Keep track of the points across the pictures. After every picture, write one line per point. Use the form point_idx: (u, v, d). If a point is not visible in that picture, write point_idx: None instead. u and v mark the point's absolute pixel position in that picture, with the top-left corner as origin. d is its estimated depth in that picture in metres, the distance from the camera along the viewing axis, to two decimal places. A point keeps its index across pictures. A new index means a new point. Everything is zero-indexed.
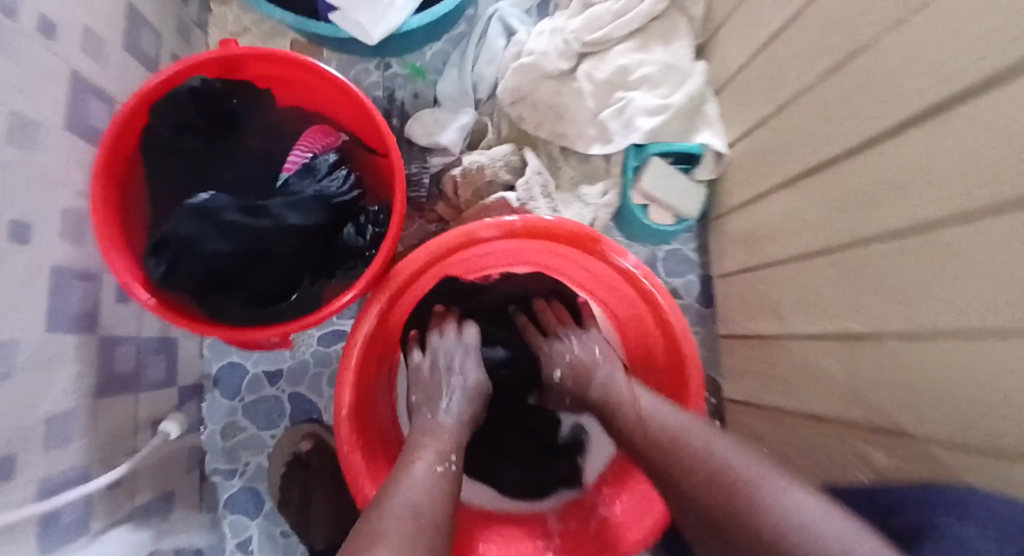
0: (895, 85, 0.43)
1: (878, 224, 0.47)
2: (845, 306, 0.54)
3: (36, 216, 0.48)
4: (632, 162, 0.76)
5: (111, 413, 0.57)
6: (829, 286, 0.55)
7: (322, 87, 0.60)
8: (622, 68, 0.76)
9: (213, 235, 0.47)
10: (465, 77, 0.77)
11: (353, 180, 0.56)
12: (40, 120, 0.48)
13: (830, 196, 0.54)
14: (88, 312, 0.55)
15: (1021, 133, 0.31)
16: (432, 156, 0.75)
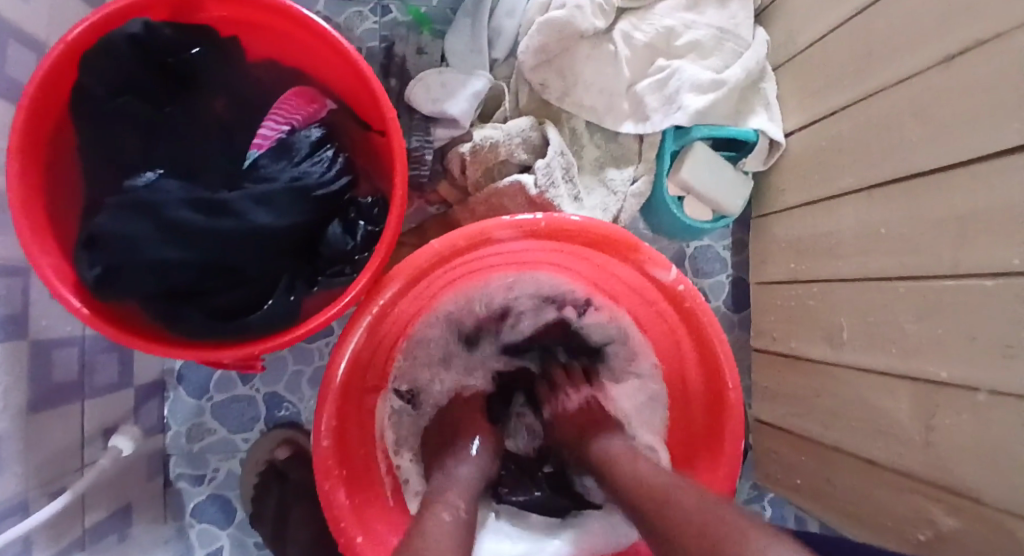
0: None
1: (1002, 258, 0.38)
2: (941, 353, 0.44)
3: None
4: (670, 146, 0.65)
5: (53, 428, 0.48)
6: (915, 322, 0.46)
7: (302, 41, 0.48)
8: (669, 30, 0.64)
9: (158, 238, 0.37)
10: (479, 28, 0.64)
11: (341, 163, 0.46)
12: None
13: (940, 216, 0.44)
14: (14, 316, 0.44)
15: None
16: (436, 127, 0.62)
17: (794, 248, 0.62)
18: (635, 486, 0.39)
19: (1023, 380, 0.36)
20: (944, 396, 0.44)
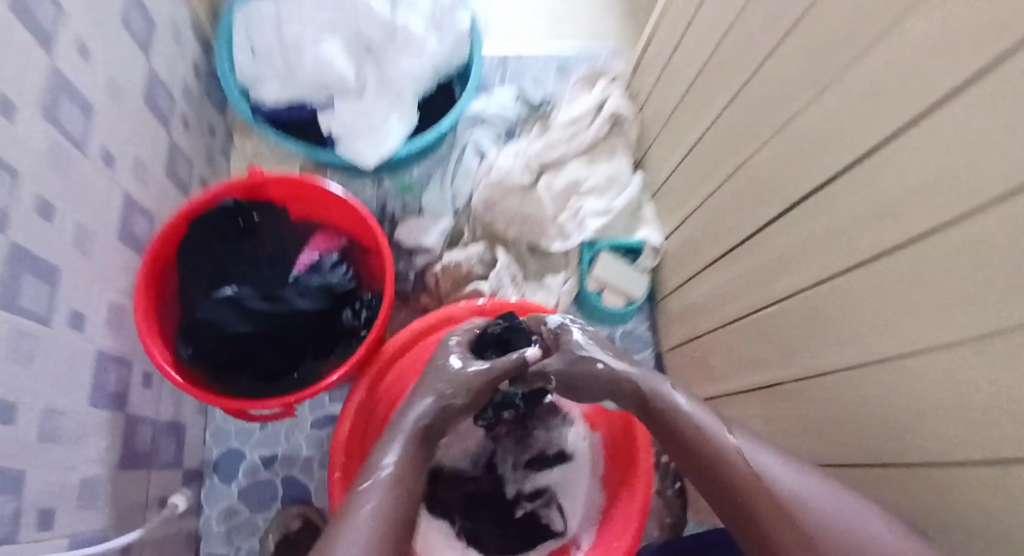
0: (781, 183, 0.60)
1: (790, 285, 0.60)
2: (783, 363, 0.64)
3: (87, 309, 0.59)
4: (587, 256, 0.91)
5: (129, 484, 0.64)
6: None
7: (326, 203, 0.75)
8: (576, 181, 0.92)
9: (237, 319, 0.61)
10: (445, 188, 0.94)
11: (351, 272, 0.70)
12: (93, 232, 0.61)
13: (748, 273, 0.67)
14: (118, 393, 0.63)
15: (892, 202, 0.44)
16: (417, 256, 0.88)
17: (683, 316, 0.86)
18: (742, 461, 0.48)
19: (832, 352, 0.55)
20: (782, 390, 0.65)
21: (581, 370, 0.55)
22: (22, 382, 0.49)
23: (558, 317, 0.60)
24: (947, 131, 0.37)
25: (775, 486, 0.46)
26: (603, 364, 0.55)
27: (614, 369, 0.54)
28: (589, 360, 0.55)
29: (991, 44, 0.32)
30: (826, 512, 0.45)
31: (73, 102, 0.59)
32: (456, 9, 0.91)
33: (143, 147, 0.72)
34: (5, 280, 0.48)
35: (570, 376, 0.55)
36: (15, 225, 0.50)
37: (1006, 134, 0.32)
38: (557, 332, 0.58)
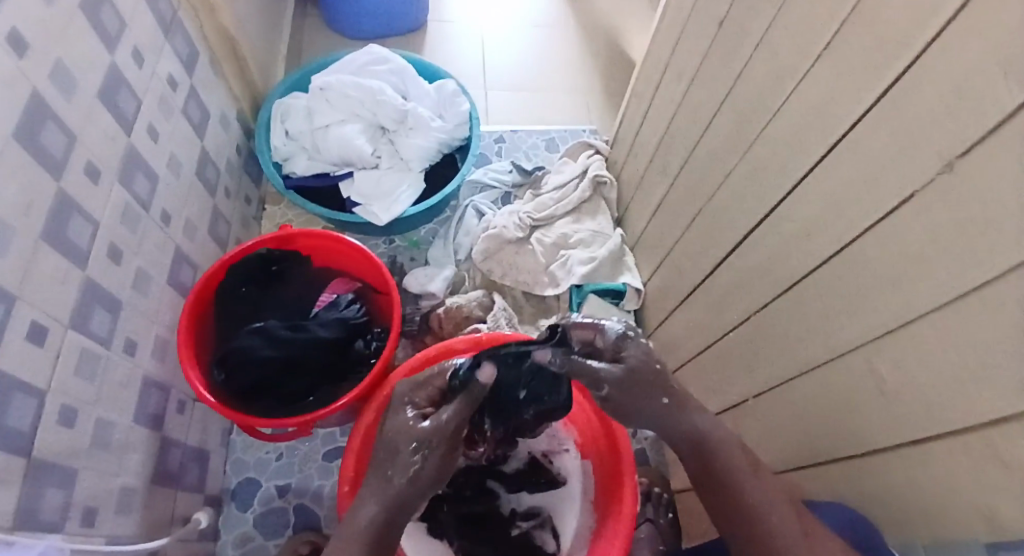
0: (729, 225, 0.71)
1: (742, 309, 0.69)
2: (738, 380, 0.72)
3: (140, 338, 0.69)
4: (576, 299, 1.00)
5: (159, 500, 0.70)
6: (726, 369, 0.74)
7: (343, 252, 0.87)
8: (564, 234, 1.04)
9: (266, 346, 0.71)
10: (449, 244, 1.06)
11: (364, 309, 0.81)
12: (150, 275, 0.73)
13: (713, 301, 0.76)
14: (158, 415, 0.72)
15: (811, 224, 0.55)
16: (422, 299, 0.99)
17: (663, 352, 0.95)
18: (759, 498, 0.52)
19: (771, 364, 0.64)
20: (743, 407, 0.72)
21: (644, 384, 0.59)
22: (87, 393, 0.58)
23: (617, 325, 0.62)
24: (850, 158, 0.48)
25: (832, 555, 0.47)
26: (658, 366, 0.60)
27: (664, 377, 0.59)
28: (647, 370, 0.59)
29: (873, 85, 0.44)
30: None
31: (143, 172, 0.73)
32: (459, 100, 1.08)
33: (193, 208, 0.86)
34: (82, 307, 0.59)
35: (626, 381, 0.58)
36: (92, 264, 0.61)
37: (891, 158, 0.43)
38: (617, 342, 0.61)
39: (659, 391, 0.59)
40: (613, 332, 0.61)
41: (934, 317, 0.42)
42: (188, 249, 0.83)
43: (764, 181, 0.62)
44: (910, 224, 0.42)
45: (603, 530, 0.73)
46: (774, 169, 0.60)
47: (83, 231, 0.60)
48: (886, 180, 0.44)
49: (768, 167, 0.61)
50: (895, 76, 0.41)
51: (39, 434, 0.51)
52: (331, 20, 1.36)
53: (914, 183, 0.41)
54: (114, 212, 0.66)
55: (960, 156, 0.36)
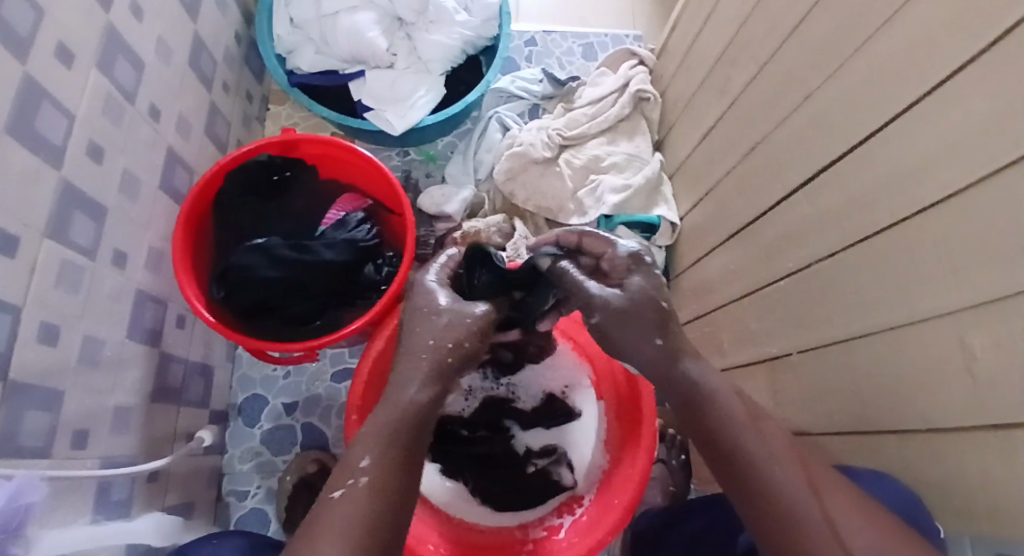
0: (796, 161, 0.61)
1: (799, 258, 0.61)
2: (782, 334, 0.66)
3: (130, 249, 0.64)
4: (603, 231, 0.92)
5: (158, 416, 0.68)
6: (770, 319, 0.68)
7: (353, 164, 0.78)
8: (596, 157, 0.94)
9: (268, 266, 0.65)
10: (468, 161, 0.97)
11: (375, 230, 0.73)
12: (139, 179, 0.66)
13: (764, 246, 0.69)
14: (155, 329, 0.68)
15: (905, 165, 0.46)
16: (437, 223, 0.91)
17: (695, 292, 0.89)
18: (769, 465, 0.44)
19: (829, 322, 0.57)
20: (781, 364, 0.67)
21: (638, 317, 0.49)
22: (70, 308, 0.54)
23: (633, 245, 0.55)
24: (972, 94, 0.39)
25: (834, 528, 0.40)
26: (664, 306, 0.50)
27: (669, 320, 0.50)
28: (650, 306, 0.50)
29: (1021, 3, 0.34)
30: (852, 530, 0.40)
31: (126, 58, 0.63)
32: None
33: (186, 103, 0.77)
34: (61, 213, 0.53)
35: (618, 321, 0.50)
36: (69, 165, 0.54)
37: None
38: (630, 261, 0.53)
39: (653, 331, 0.50)
40: (624, 251, 0.54)
41: None
42: (182, 148, 0.75)
43: (850, 111, 0.52)
44: None
45: (617, 473, 0.70)
46: (866, 100, 0.50)
47: (57, 126, 0.52)
48: (1014, 120, 0.35)
49: (859, 93, 0.51)
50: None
51: (16, 353, 0.47)
52: None
53: None
54: (92, 104, 0.58)
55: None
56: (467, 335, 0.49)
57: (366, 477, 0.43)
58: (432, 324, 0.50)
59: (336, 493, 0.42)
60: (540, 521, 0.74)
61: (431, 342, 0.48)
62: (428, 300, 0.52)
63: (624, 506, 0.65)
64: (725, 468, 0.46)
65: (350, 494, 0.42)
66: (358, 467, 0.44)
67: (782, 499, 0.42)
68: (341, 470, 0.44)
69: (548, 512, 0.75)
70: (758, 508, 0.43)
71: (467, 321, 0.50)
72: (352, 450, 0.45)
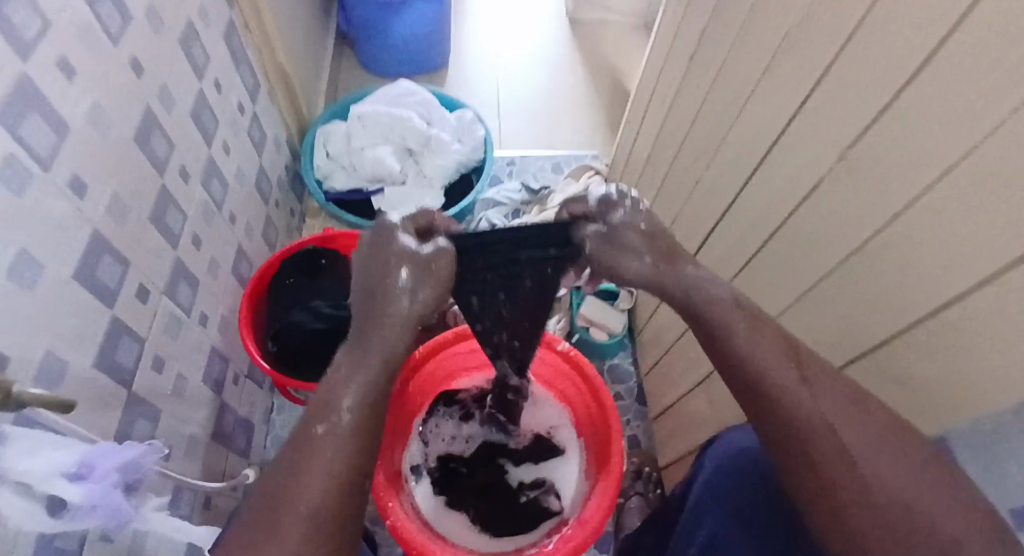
0: (700, 224, 0.84)
1: None
2: None
3: (210, 314, 0.84)
4: (575, 301, 1.11)
5: (214, 454, 0.83)
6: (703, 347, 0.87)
7: None
8: None
9: (313, 320, 0.88)
10: None
11: None
12: (219, 264, 0.88)
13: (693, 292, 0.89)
14: (219, 380, 0.86)
15: (753, 214, 0.68)
16: None
17: (652, 342, 1.07)
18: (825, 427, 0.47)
19: None
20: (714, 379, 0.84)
21: (621, 245, 0.54)
22: (171, 349, 0.73)
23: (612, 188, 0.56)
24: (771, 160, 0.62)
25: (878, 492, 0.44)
26: (647, 227, 0.54)
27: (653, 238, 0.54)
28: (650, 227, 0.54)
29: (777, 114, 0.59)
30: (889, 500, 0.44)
31: (218, 180, 0.89)
32: (475, 127, 1.25)
33: (252, 214, 1.02)
34: (173, 279, 0.74)
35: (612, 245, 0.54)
36: (181, 247, 0.77)
37: (791, 161, 0.57)
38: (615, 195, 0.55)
39: (641, 251, 0.54)
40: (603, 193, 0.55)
41: (833, 280, 0.54)
42: (247, 245, 0.99)
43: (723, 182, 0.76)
44: (810, 211, 0.56)
45: (596, 491, 0.83)
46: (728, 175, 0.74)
47: (176, 222, 0.76)
48: (788, 176, 0.58)
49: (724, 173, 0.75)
50: (791, 104, 0.56)
51: (137, 373, 0.65)
52: (366, 61, 1.58)
53: (809, 183, 0.55)
54: (196, 208, 0.82)
55: (850, 148, 0.48)
56: (428, 282, 0.54)
57: (349, 415, 0.51)
58: (398, 272, 0.52)
59: (319, 429, 0.50)
60: (532, 542, 0.85)
61: (398, 296, 0.52)
62: (400, 245, 0.53)
63: (601, 513, 0.78)
64: (773, 414, 0.50)
65: (335, 430, 0.50)
66: (341, 407, 0.51)
67: (823, 460, 0.47)
68: (324, 405, 0.51)
69: (541, 535, 0.86)
70: (781, 453, 0.49)
71: (435, 267, 0.54)
72: (330, 386, 0.52)
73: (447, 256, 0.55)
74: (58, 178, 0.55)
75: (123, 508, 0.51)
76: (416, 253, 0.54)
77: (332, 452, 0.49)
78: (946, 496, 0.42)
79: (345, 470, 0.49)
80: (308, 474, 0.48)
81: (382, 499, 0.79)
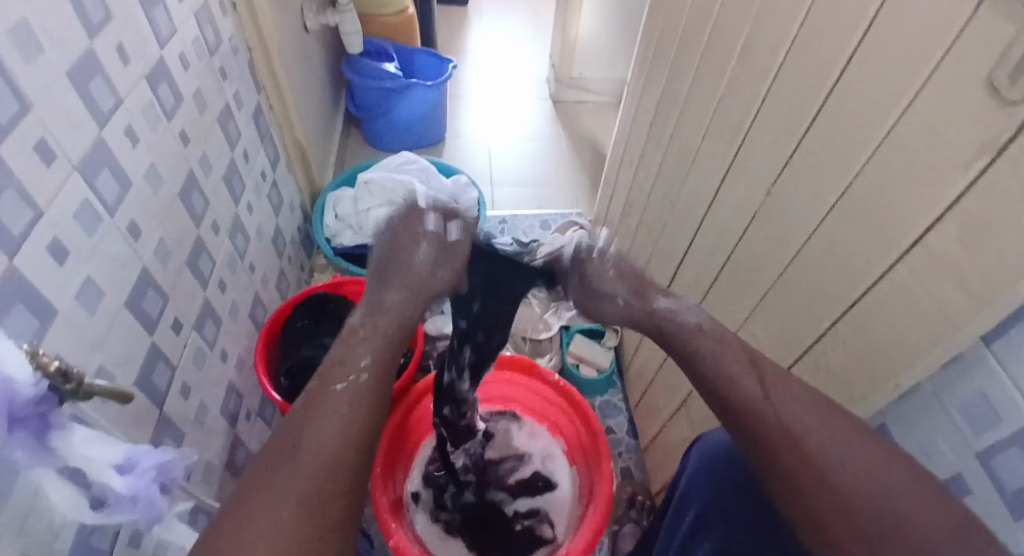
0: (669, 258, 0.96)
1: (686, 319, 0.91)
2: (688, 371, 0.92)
3: (230, 352, 0.93)
4: (565, 340, 1.23)
5: (227, 484, 0.88)
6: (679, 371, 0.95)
7: None
8: (555, 289, 1.28)
9: None
10: None
11: None
12: (240, 308, 0.98)
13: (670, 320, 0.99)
14: (234, 414, 0.92)
15: None
16: (439, 341, 1.22)
17: (637, 375, 1.14)
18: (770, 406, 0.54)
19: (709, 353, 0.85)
20: (690, 398, 0.91)
21: (625, 279, 0.64)
22: (196, 379, 0.81)
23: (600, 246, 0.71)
24: None
25: (817, 459, 0.50)
26: (630, 288, 0.64)
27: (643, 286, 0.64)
28: (649, 294, 0.64)
29: None
30: (839, 476, 0.49)
31: (242, 234, 1.01)
32: (469, 189, 1.39)
33: (268, 266, 1.13)
34: (201, 316, 0.84)
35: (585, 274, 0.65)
36: (209, 289, 0.87)
37: None
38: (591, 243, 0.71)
39: (638, 287, 0.65)
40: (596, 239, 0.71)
41: None
42: (263, 294, 1.09)
43: None
44: None
45: (587, 512, 0.87)
46: None
47: (206, 267, 0.87)
48: None
49: None
50: None
51: (167, 396, 0.73)
52: (371, 138, 1.76)
53: None
54: (223, 257, 0.93)
55: None
56: (440, 253, 0.64)
57: (367, 374, 0.57)
58: (423, 243, 0.63)
59: (341, 385, 0.56)
60: None
61: (421, 261, 0.62)
62: (423, 227, 0.64)
63: (592, 529, 0.82)
64: (714, 394, 0.58)
65: (353, 385, 0.56)
66: (360, 364, 0.57)
67: (762, 433, 0.53)
68: (344, 362, 0.57)
69: None
70: (743, 423, 0.55)
71: (432, 273, 0.63)
72: (352, 347, 0.58)
73: (467, 237, 0.66)
74: (117, 221, 0.66)
75: (157, 504, 0.57)
76: (442, 236, 0.64)
77: (347, 410, 0.55)
78: (893, 469, 0.48)
79: (350, 427, 0.54)
80: (324, 418, 0.54)
81: (385, 521, 0.82)
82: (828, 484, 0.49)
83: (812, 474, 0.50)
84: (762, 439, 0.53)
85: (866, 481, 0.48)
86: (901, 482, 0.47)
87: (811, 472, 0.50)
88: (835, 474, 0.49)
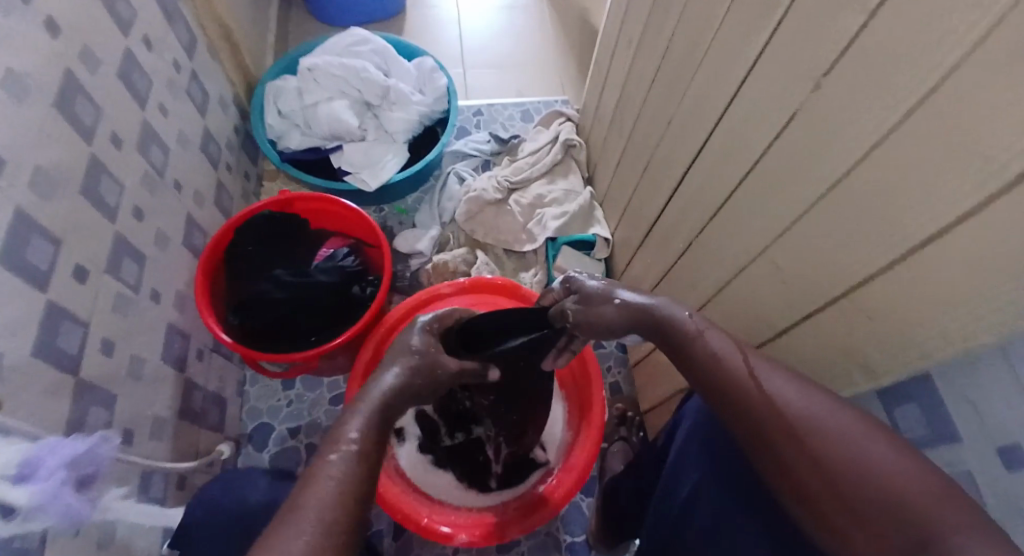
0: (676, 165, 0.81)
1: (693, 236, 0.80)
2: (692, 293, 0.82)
3: (163, 290, 0.79)
4: (551, 252, 1.10)
5: (184, 432, 0.81)
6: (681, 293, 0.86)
7: (336, 212, 0.96)
8: (540, 195, 1.14)
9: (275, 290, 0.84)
10: (433, 209, 1.16)
11: (357, 261, 0.91)
12: (169, 236, 0.83)
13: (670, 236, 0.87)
14: (181, 356, 0.82)
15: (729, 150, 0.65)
16: (412, 259, 1.10)
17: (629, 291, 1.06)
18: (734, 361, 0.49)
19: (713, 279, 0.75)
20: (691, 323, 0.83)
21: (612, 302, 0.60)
22: (121, 330, 0.69)
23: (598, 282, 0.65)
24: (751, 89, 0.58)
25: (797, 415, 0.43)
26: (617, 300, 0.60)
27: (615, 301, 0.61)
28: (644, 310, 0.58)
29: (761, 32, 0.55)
30: (816, 435, 0.42)
31: (158, 146, 0.82)
32: (436, 76, 1.17)
33: (201, 180, 0.95)
34: (116, 254, 0.69)
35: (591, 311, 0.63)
36: (120, 222, 0.71)
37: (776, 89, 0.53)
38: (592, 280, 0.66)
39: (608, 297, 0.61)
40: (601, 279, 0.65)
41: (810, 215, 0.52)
42: (198, 214, 0.93)
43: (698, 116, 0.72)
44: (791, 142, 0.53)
45: (579, 440, 0.83)
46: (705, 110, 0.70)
47: (113, 194, 0.70)
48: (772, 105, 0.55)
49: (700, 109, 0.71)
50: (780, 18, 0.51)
51: (83, 358, 0.61)
52: (315, 10, 1.46)
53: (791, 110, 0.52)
54: (135, 177, 0.75)
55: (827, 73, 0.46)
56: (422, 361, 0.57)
57: (358, 442, 0.46)
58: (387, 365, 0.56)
59: (330, 455, 0.45)
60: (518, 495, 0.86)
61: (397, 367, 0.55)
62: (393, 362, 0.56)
63: (585, 461, 0.79)
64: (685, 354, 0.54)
65: (346, 455, 0.45)
66: (350, 436, 0.47)
67: (735, 390, 0.48)
68: (332, 437, 0.47)
69: (526, 487, 0.87)
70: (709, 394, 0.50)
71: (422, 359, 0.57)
72: (339, 421, 0.48)
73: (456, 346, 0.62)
74: None
75: (79, 505, 0.48)
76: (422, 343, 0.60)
77: (344, 481, 0.43)
78: (886, 442, 0.40)
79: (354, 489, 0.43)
80: (312, 494, 0.42)
81: None
82: (802, 443, 0.42)
83: (788, 432, 0.43)
84: (742, 398, 0.47)
85: (846, 441, 0.41)
86: (886, 451, 0.39)
87: (790, 437, 0.43)
88: (803, 425, 0.43)
